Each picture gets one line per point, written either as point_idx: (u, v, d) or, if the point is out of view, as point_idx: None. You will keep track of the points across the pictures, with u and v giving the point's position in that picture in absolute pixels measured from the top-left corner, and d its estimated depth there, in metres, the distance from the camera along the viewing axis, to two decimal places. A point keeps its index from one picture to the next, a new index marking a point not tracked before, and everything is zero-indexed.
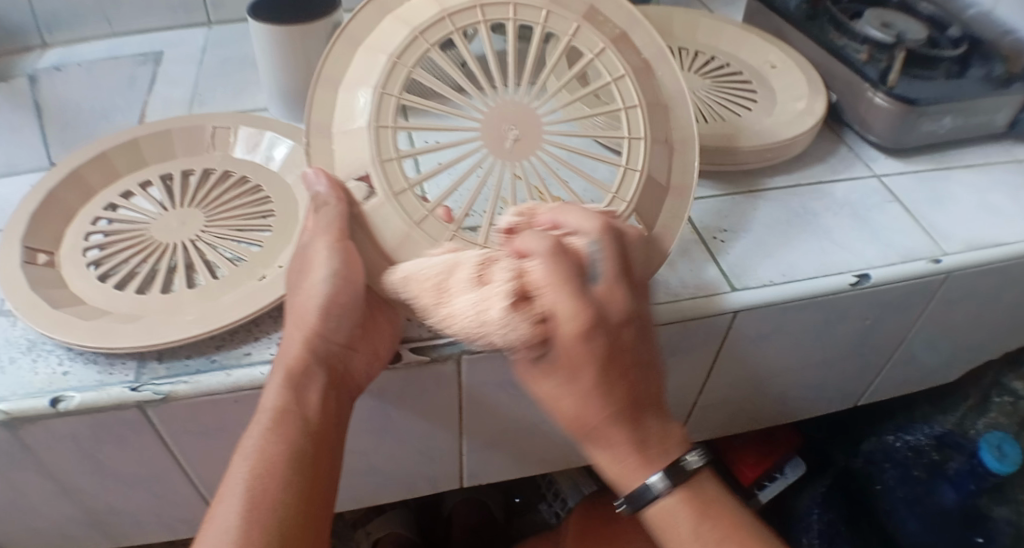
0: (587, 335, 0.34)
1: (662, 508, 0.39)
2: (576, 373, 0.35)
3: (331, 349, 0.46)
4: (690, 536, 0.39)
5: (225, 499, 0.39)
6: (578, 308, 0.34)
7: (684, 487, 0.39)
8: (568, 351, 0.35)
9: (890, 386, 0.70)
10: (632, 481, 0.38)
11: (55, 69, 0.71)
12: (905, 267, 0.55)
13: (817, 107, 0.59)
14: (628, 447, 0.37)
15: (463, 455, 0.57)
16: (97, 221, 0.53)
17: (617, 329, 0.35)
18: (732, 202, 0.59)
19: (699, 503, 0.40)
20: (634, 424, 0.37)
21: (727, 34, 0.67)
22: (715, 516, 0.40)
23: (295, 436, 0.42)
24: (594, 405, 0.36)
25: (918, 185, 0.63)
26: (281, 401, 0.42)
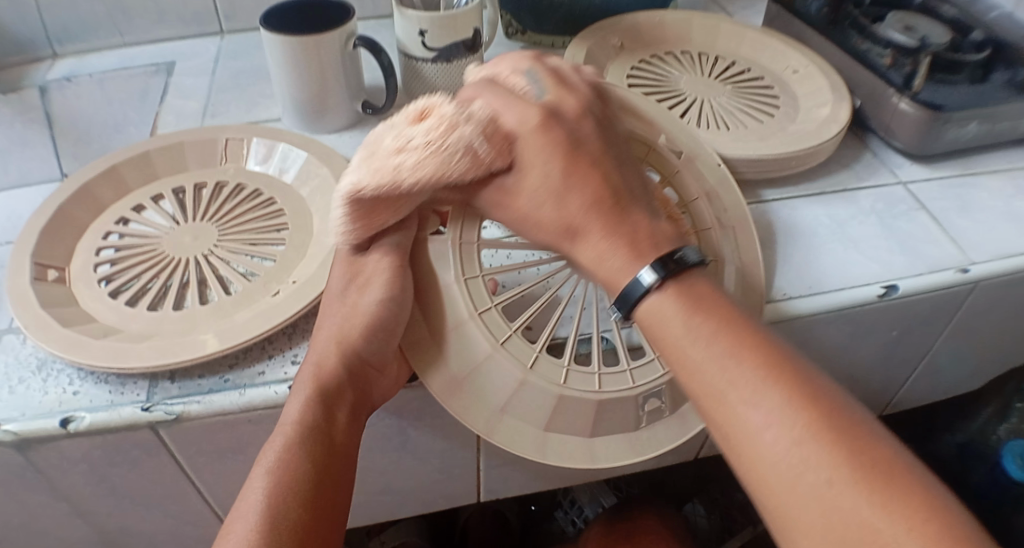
0: (546, 118, 0.38)
1: (657, 302, 0.36)
2: (559, 168, 0.38)
3: (364, 367, 0.43)
4: (680, 330, 0.35)
5: (241, 522, 0.37)
6: (525, 109, 0.38)
7: (674, 281, 0.36)
8: (535, 141, 0.38)
9: (915, 397, 0.69)
10: (620, 281, 0.37)
11: (65, 80, 0.70)
12: (932, 278, 0.53)
13: (841, 114, 0.57)
14: (616, 238, 0.37)
15: (481, 472, 0.56)
16: (108, 236, 0.53)
17: (574, 121, 0.39)
18: (758, 211, 0.58)
19: (690, 294, 0.36)
20: (616, 210, 0.37)
21: (747, 38, 0.65)
22: (709, 311, 0.35)
23: (317, 455, 0.40)
24: (571, 193, 0.37)
25: (943, 192, 0.61)
26: (305, 421, 0.40)
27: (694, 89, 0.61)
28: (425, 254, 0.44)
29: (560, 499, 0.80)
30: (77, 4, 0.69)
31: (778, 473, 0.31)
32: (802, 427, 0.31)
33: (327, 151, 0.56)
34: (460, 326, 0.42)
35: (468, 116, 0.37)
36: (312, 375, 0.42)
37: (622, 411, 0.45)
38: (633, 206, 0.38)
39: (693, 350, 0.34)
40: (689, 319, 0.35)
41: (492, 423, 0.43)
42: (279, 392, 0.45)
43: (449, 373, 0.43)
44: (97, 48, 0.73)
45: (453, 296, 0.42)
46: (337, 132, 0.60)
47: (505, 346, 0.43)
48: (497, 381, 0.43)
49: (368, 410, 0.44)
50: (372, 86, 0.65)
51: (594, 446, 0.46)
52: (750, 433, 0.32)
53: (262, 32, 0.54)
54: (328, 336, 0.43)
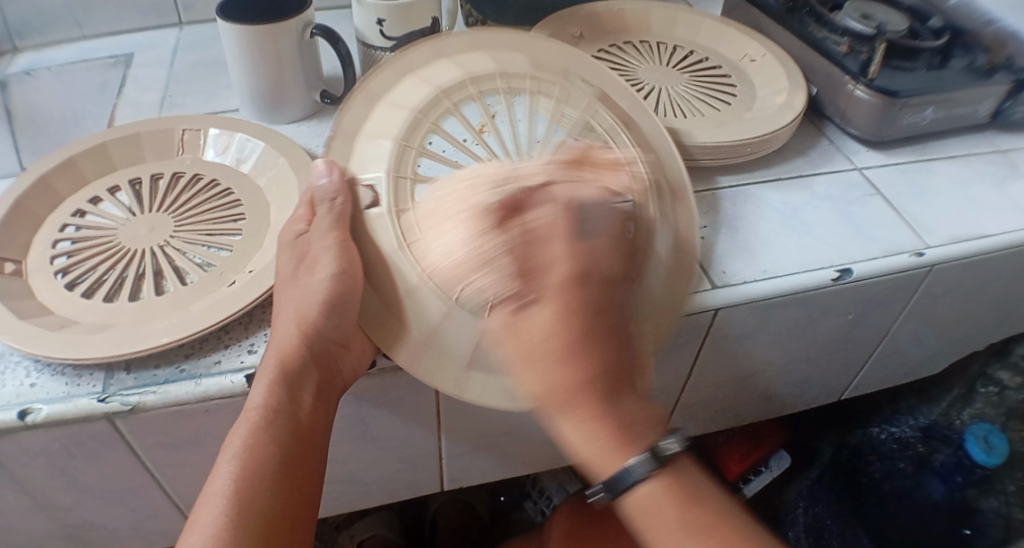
0: (581, 276, 0.35)
1: (642, 493, 0.37)
2: (562, 333, 0.34)
3: (326, 347, 0.43)
4: (676, 522, 0.37)
5: (208, 502, 0.37)
6: (566, 254, 0.35)
7: (666, 472, 0.37)
8: (558, 296, 0.34)
9: (875, 381, 0.70)
10: (614, 466, 0.35)
11: (25, 74, 0.68)
12: (887, 261, 0.55)
13: (797, 101, 0.58)
14: (604, 421, 0.34)
15: (445, 459, 0.57)
16: (65, 228, 0.52)
17: (600, 282, 0.36)
18: (715, 197, 0.58)
19: (683, 488, 0.38)
20: (614, 393, 0.35)
21: (705, 27, 0.66)
22: (703, 503, 0.38)
23: (284, 437, 0.40)
24: (571, 363, 0.34)
25: (898, 178, 0.62)
26: (269, 405, 0.41)
27: (652, 78, 0.61)
28: (365, 229, 0.44)
29: (530, 488, 0.80)
30: None
31: None
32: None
33: (286, 141, 0.56)
34: (411, 295, 0.42)
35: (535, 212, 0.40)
36: (276, 358, 0.42)
37: None
38: (630, 392, 0.35)
39: (687, 543, 0.36)
40: (682, 514, 0.37)
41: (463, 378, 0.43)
42: (235, 381, 0.45)
43: (412, 338, 0.43)
44: (56, 40, 0.72)
45: (400, 262, 0.43)
46: (297, 122, 0.60)
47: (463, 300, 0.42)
48: (460, 335, 0.42)
49: (332, 390, 0.44)
50: (332, 76, 0.65)
51: None
52: None
53: (218, 22, 0.53)
54: (288, 318, 0.44)
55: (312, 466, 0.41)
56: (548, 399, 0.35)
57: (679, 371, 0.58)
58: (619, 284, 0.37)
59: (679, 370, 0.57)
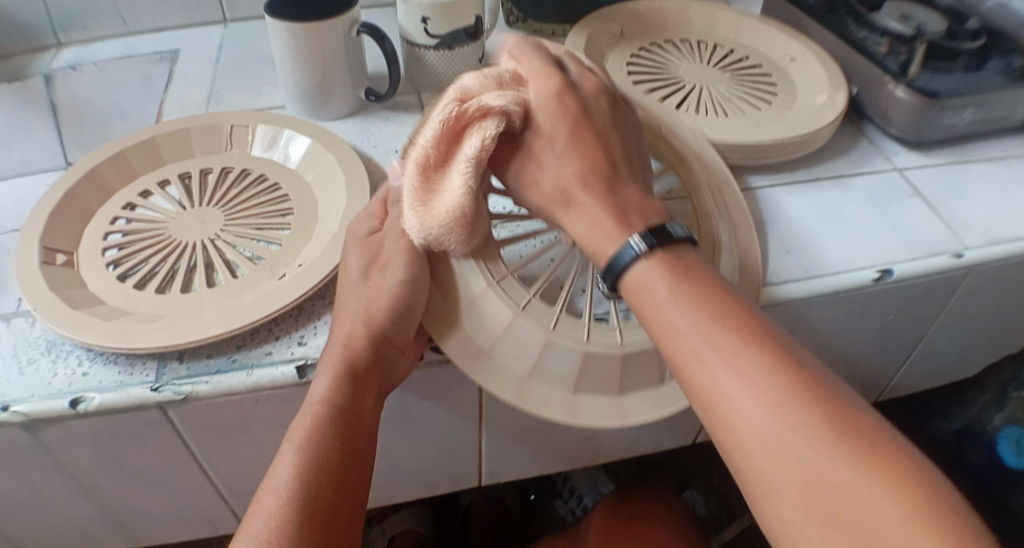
0: (562, 93, 0.40)
1: (642, 271, 0.37)
2: (560, 131, 0.40)
3: (388, 347, 0.43)
4: (664, 294, 0.36)
5: (269, 493, 0.38)
6: (547, 79, 0.41)
7: (664, 251, 0.37)
8: (550, 95, 0.40)
9: (909, 382, 0.70)
10: (610, 248, 0.38)
11: (71, 68, 0.70)
12: (929, 262, 0.54)
13: (838, 100, 0.58)
14: (610, 204, 0.39)
15: (485, 453, 0.57)
16: (114, 221, 0.53)
17: (591, 100, 0.41)
18: (755, 196, 0.58)
19: (677, 265, 0.37)
20: (615, 181, 0.40)
21: (746, 26, 0.66)
22: (694, 281, 0.36)
23: (345, 435, 0.41)
24: (576, 159, 0.39)
25: (938, 179, 0.62)
26: (332, 402, 0.41)
27: (693, 76, 0.61)
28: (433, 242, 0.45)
29: (560, 487, 0.80)
30: None
31: (753, 439, 0.32)
32: (769, 387, 0.32)
33: (330, 136, 0.57)
34: (472, 305, 0.44)
35: (491, 92, 0.39)
36: (339, 356, 0.42)
37: (647, 363, 0.46)
38: (629, 183, 0.40)
39: (677, 310, 0.35)
40: (675, 281, 0.36)
41: (523, 392, 0.44)
42: (285, 373, 0.45)
43: (471, 344, 0.44)
44: (100, 36, 0.74)
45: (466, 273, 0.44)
46: (340, 118, 0.61)
47: (527, 311, 0.44)
48: (516, 349, 0.44)
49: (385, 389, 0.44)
50: (375, 73, 0.66)
51: (624, 403, 0.46)
52: (717, 383, 0.33)
53: (266, 19, 0.54)
54: (353, 317, 0.43)
55: (367, 459, 0.42)
56: (557, 200, 0.40)
57: None
58: (612, 97, 0.42)
59: None
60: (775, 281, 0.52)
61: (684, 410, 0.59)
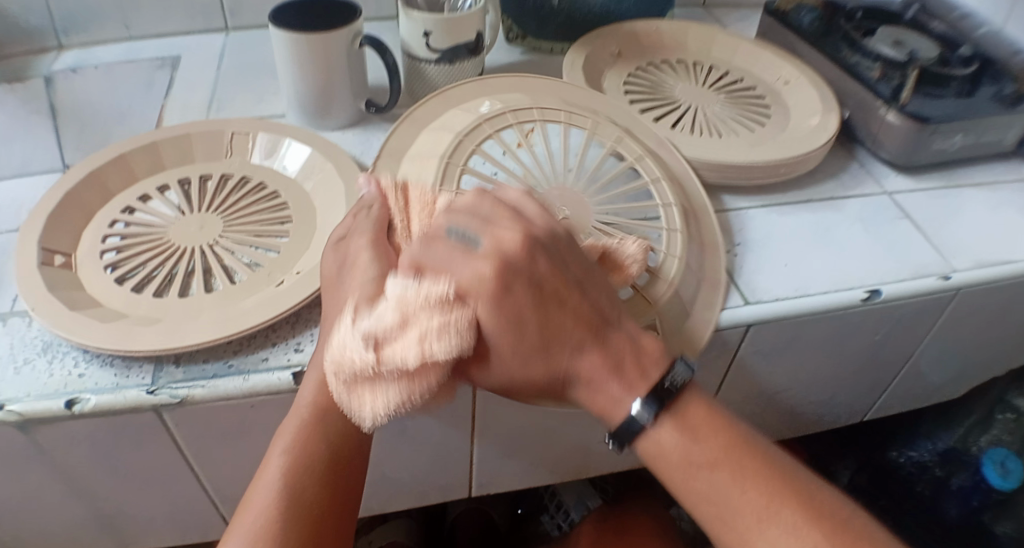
0: (502, 280, 0.37)
1: (658, 434, 0.40)
2: (521, 334, 0.38)
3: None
4: (682, 460, 0.40)
5: (262, 489, 0.39)
6: (480, 262, 0.38)
7: (668, 411, 0.40)
8: (494, 295, 0.37)
9: (896, 403, 0.71)
10: (619, 414, 0.40)
11: (72, 71, 0.71)
12: (916, 283, 0.55)
13: (830, 123, 0.59)
14: (608, 369, 0.40)
15: (476, 464, 0.57)
16: (114, 224, 0.54)
17: (540, 272, 0.39)
18: (747, 215, 0.59)
19: (688, 425, 0.41)
20: (603, 344, 0.40)
21: (742, 49, 0.67)
22: (705, 440, 0.40)
23: (333, 436, 0.41)
24: (554, 355, 0.39)
25: (928, 202, 0.63)
26: (320, 403, 0.41)
27: (688, 97, 0.62)
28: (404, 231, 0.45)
29: (547, 501, 0.80)
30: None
31: None
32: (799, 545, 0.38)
33: (330, 147, 0.58)
34: None
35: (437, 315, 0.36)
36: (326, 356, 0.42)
37: None
38: (617, 330, 0.41)
39: (700, 476, 0.40)
40: (690, 447, 0.40)
41: None
42: (281, 379, 0.46)
43: None
44: (102, 39, 0.74)
45: None
46: (340, 129, 0.62)
47: None
48: None
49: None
50: (376, 85, 0.67)
51: None
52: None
53: (269, 27, 0.55)
54: (338, 311, 0.43)
55: (357, 458, 0.42)
56: (550, 384, 0.40)
57: (708, 382, 0.57)
58: (546, 248, 0.40)
59: (705, 384, 0.57)
60: (765, 299, 0.52)
61: None
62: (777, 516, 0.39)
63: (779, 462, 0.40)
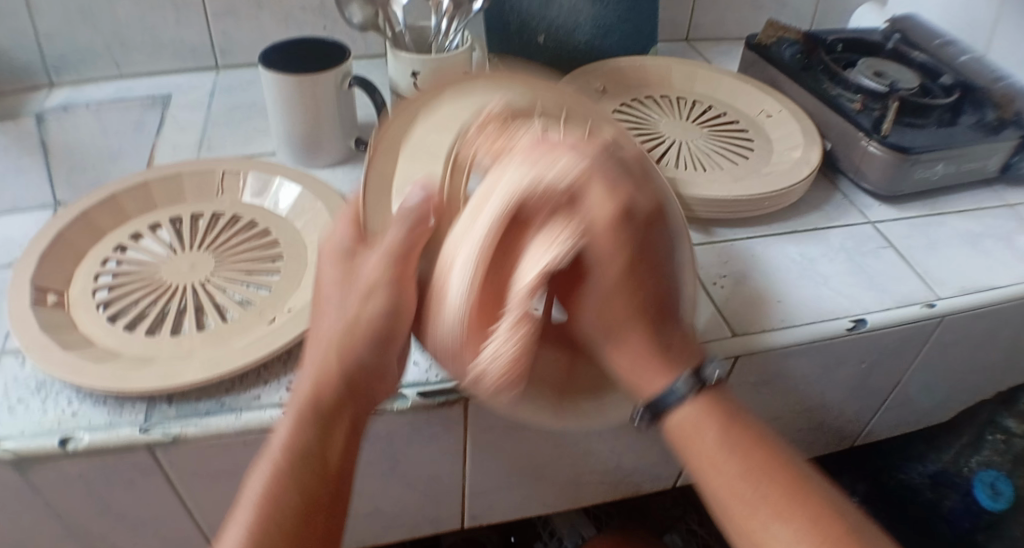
0: (621, 218, 0.39)
1: (684, 416, 0.41)
2: (606, 261, 0.40)
3: (364, 378, 0.40)
4: (713, 443, 0.40)
5: (226, 540, 0.36)
6: (609, 197, 0.38)
7: (706, 394, 0.41)
8: (613, 223, 0.39)
9: (887, 428, 0.71)
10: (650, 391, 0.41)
11: (62, 109, 0.70)
12: (900, 312, 0.56)
13: (813, 156, 0.60)
14: (653, 343, 0.41)
15: (468, 498, 0.58)
16: (107, 262, 0.54)
17: (646, 221, 0.41)
18: (734, 247, 0.60)
19: (722, 411, 0.41)
20: (660, 324, 0.42)
21: (725, 84, 0.69)
22: (737, 430, 0.40)
23: (308, 480, 0.38)
24: (616, 300, 0.41)
25: (911, 230, 0.64)
26: (295, 444, 0.38)
27: (672, 131, 0.63)
28: None
29: (541, 531, 0.78)
30: (76, 37, 0.72)
31: None
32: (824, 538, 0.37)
33: (321, 185, 0.59)
34: None
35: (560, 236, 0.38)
36: (305, 394, 0.39)
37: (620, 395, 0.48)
38: (676, 323, 0.42)
39: (728, 461, 0.39)
40: (723, 433, 0.40)
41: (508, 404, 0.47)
42: (274, 416, 0.46)
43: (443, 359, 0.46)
44: (94, 78, 0.75)
45: None
46: (328, 168, 0.63)
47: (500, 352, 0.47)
48: None
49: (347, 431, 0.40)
50: (366, 122, 0.68)
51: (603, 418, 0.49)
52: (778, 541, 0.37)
53: (260, 70, 0.56)
54: (324, 343, 0.40)
55: (336, 503, 0.39)
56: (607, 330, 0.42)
57: None
58: (665, 225, 0.42)
59: None
60: (752, 330, 0.53)
61: (665, 456, 0.60)
62: (790, 508, 0.38)
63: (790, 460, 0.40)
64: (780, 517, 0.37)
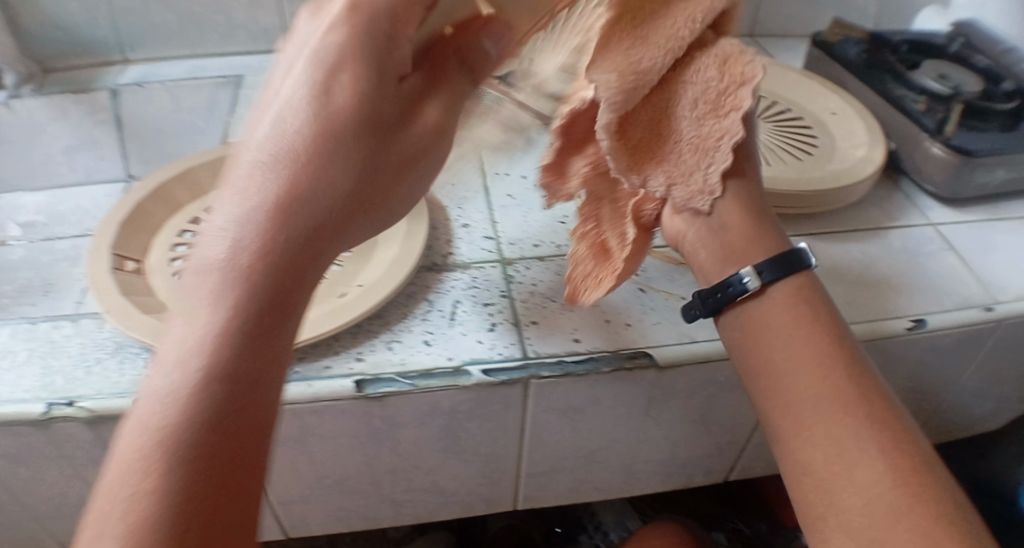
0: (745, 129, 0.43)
1: (772, 297, 0.42)
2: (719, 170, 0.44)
3: (284, 256, 0.32)
4: (793, 319, 0.41)
5: (125, 464, 0.29)
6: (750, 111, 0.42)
7: (790, 283, 0.42)
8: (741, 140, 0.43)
9: (936, 434, 0.71)
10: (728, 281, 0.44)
11: (137, 85, 0.74)
12: (960, 314, 0.56)
13: (876, 155, 0.60)
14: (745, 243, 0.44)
15: (522, 479, 0.59)
16: (182, 234, 0.57)
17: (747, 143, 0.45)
18: (797, 244, 0.60)
19: (808, 300, 0.42)
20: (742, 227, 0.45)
21: (789, 82, 0.69)
22: (820, 321, 0.41)
23: (224, 384, 0.30)
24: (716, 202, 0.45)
25: (971, 234, 0.64)
26: (206, 344, 0.30)
27: None
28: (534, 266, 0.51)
29: (585, 521, 0.81)
30: (152, 17, 0.74)
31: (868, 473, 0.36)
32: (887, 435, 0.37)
33: None
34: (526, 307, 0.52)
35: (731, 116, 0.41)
36: (214, 280, 0.31)
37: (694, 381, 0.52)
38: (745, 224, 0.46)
39: (809, 339, 0.40)
40: (810, 315, 0.41)
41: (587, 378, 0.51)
42: (344, 386, 0.47)
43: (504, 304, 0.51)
44: (167, 56, 0.78)
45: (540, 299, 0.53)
46: None
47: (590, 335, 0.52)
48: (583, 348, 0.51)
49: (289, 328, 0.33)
50: None
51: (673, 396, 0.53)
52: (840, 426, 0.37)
53: None
54: (235, 220, 0.32)
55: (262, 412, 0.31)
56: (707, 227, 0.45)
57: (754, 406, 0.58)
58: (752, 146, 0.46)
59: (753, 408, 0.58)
60: None
61: (716, 447, 0.60)
62: (848, 417, 0.37)
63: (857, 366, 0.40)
64: (850, 405, 0.38)
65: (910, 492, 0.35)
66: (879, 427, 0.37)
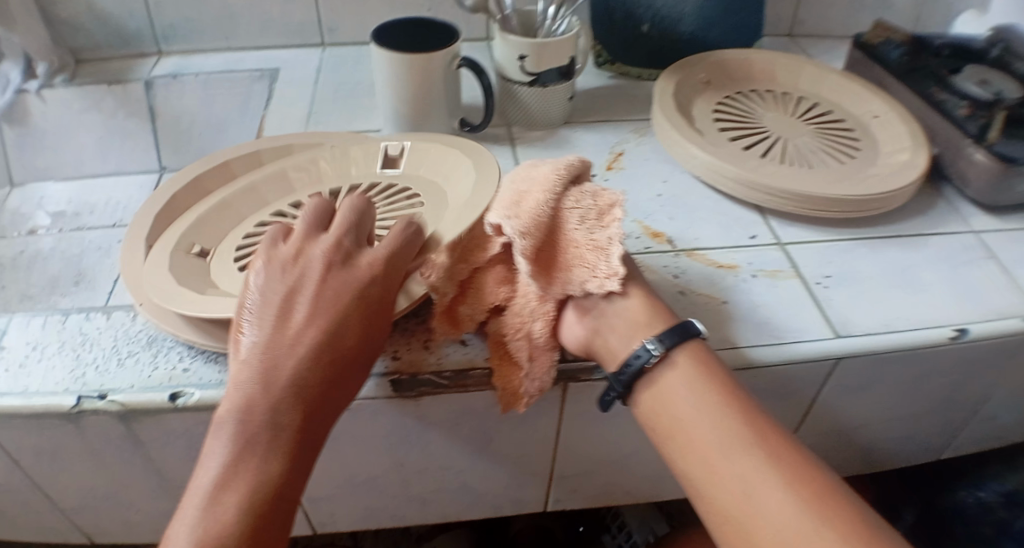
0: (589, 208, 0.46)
1: (664, 371, 0.43)
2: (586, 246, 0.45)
3: (305, 398, 0.38)
4: (691, 384, 0.41)
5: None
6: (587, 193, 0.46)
7: (683, 350, 0.43)
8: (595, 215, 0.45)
9: (972, 444, 0.69)
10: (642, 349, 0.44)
11: (171, 78, 0.73)
12: (1003, 323, 0.54)
13: (919, 160, 0.59)
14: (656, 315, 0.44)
15: (552, 480, 0.58)
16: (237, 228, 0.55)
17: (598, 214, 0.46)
18: (838, 249, 0.59)
19: (704, 358, 0.43)
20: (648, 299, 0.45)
21: (831, 83, 0.68)
22: (716, 378, 0.42)
23: (251, 499, 0.36)
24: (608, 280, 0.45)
25: (1016, 242, 0.62)
26: (233, 464, 0.36)
27: (778, 128, 0.64)
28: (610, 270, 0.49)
29: (609, 522, 0.79)
30: (187, 9, 0.74)
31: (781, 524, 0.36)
32: (789, 483, 0.37)
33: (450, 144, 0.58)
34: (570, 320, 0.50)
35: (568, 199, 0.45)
36: (240, 410, 0.37)
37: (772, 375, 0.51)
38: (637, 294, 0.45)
39: (710, 404, 0.41)
40: (701, 373, 0.42)
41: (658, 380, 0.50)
42: (376, 386, 0.46)
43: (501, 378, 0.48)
44: (201, 49, 0.78)
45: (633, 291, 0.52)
46: None
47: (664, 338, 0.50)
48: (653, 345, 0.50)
49: (315, 441, 0.39)
50: (470, 103, 0.69)
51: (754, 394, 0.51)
52: (742, 476, 0.38)
53: (371, 47, 0.58)
54: (255, 366, 0.38)
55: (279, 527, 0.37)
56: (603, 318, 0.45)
57: (790, 413, 0.57)
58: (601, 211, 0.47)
59: (789, 414, 0.57)
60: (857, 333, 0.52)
61: None
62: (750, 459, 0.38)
63: (769, 428, 0.40)
64: (749, 456, 0.39)
65: (817, 515, 0.36)
66: (779, 468, 0.38)
